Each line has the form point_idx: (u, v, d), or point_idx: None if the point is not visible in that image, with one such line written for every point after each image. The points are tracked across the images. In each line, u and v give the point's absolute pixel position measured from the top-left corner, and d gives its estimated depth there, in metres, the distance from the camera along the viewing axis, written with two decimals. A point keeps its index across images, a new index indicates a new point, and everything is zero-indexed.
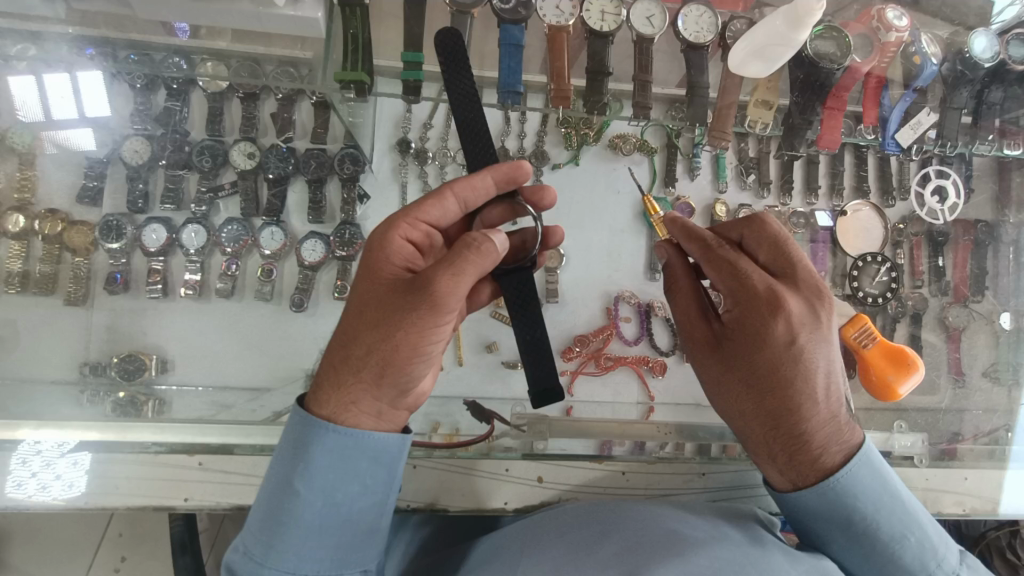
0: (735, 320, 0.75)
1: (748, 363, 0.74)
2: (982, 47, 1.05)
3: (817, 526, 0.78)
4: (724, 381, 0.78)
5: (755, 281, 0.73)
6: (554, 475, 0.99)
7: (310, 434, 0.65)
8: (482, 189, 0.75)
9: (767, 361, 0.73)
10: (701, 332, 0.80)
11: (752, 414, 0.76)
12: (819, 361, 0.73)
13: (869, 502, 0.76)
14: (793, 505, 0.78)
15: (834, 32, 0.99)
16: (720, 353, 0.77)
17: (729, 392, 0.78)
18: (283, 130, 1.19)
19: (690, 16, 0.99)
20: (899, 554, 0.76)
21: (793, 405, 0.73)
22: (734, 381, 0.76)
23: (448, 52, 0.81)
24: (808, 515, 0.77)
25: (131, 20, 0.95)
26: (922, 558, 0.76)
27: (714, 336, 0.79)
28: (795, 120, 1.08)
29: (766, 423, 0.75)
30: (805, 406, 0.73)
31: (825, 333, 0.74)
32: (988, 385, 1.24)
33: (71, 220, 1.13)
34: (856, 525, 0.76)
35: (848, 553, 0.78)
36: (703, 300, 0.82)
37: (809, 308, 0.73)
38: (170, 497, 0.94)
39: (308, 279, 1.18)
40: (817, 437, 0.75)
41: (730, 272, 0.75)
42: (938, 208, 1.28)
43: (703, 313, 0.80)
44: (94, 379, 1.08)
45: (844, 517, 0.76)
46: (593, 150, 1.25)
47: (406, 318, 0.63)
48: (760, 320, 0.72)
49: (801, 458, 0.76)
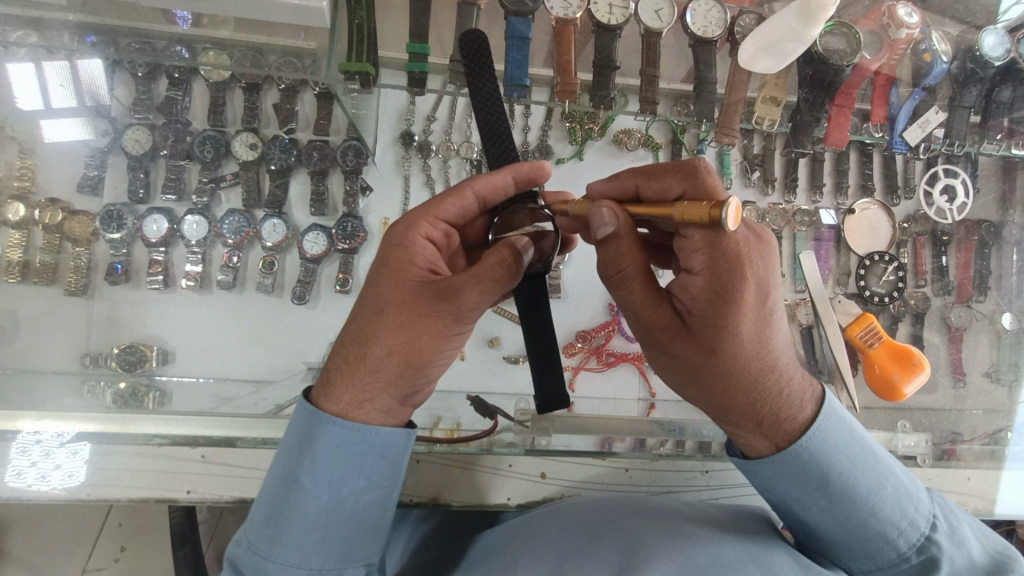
0: (707, 291, 0.63)
1: (730, 334, 0.62)
2: (992, 44, 1.04)
3: (791, 492, 0.69)
4: (705, 365, 0.64)
5: (728, 245, 0.63)
6: (558, 471, 0.99)
7: (316, 428, 0.65)
8: (502, 188, 0.76)
9: (745, 326, 0.62)
10: (664, 317, 0.65)
11: (714, 395, 0.65)
12: (777, 336, 0.65)
13: (841, 458, 0.69)
14: (770, 476, 0.69)
15: (844, 29, 0.98)
16: (693, 335, 0.64)
17: (690, 371, 0.65)
18: (285, 122, 1.17)
19: (699, 10, 0.99)
20: (878, 506, 0.69)
21: (772, 363, 0.64)
22: (707, 364, 0.63)
23: (472, 52, 0.81)
24: (780, 483, 0.69)
25: (134, 9, 0.92)
26: (900, 506, 0.70)
27: (677, 318, 0.65)
28: (804, 117, 1.07)
29: (722, 407, 0.66)
30: (766, 377, 0.64)
31: (773, 268, 0.65)
32: (990, 385, 1.23)
33: (71, 210, 1.12)
34: (832, 484, 0.68)
35: (825, 520, 0.71)
36: (650, 278, 0.66)
37: (759, 256, 0.64)
38: (171, 489, 0.94)
39: (310, 273, 1.18)
40: (792, 390, 0.67)
41: (706, 245, 0.63)
42: (946, 207, 1.29)
43: (656, 296, 0.66)
44: (96, 370, 1.08)
45: (819, 478, 0.68)
46: (597, 145, 1.24)
47: (432, 324, 0.64)
48: (736, 284, 0.62)
49: (779, 419, 0.67)
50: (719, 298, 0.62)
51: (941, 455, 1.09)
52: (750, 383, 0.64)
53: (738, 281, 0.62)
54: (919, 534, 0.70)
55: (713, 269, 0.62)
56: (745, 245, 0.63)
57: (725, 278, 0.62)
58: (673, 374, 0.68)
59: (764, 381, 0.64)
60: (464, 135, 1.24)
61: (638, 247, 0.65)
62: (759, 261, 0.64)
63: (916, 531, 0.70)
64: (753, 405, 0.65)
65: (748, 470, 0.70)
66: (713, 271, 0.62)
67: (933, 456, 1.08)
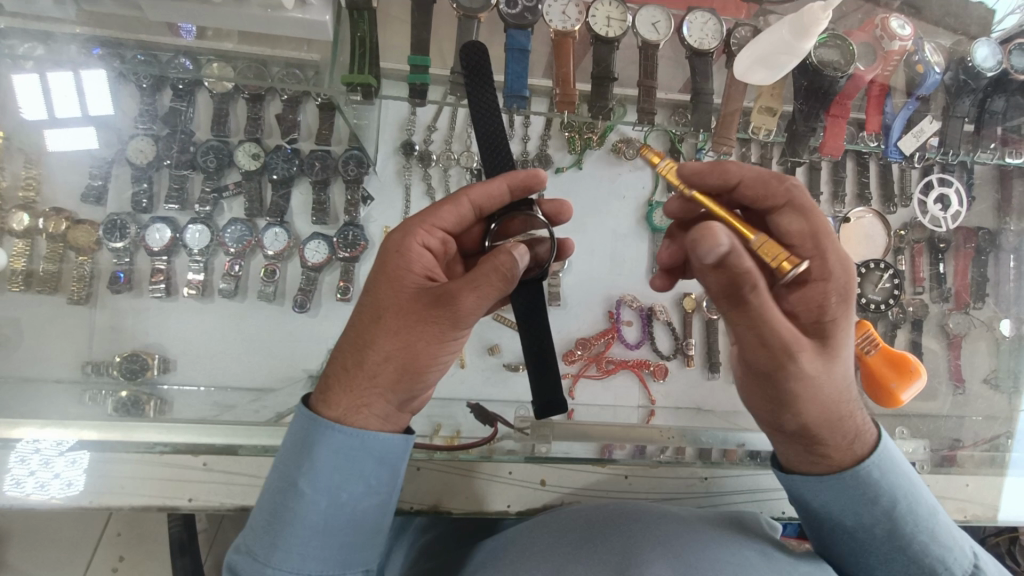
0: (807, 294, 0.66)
1: (829, 342, 0.65)
2: (985, 56, 1.05)
3: (856, 520, 0.70)
4: (804, 374, 0.64)
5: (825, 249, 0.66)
6: (558, 478, 0.99)
7: (315, 433, 0.66)
8: (497, 196, 0.77)
9: (841, 337, 0.66)
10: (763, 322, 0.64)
11: (825, 410, 0.66)
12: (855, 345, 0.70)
13: (905, 487, 0.71)
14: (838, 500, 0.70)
15: (838, 41, 1.00)
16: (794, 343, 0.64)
17: (786, 383, 0.65)
18: (288, 132, 1.19)
19: (696, 23, 1.01)
20: (931, 540, 0.70)
21: (847, 381, 0.68)
22: (807, 373, 0.64)
23: (472, 66, 0.82)
24: (849, 509, 0.70)
25: (140, 22, 0.96)
26: (957, 541, 0.71)
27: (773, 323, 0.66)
28: (798, 126, 1.09)
29: (825, 421, 0.66)
30: (853, 390, 0.68)
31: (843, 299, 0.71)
32: (988, 391, 1.24)
33: (75, 219, 1.14)
34: (898, 513, 0.70)
35: (889, 553, 0.71)
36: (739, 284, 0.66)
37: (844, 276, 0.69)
38: (174, 497, 0.94)
39: (311, 281, 1.19)
40: (857, 414, 0.70)
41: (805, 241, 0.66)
42: (941, 215, 1.29)
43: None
44: (96, 379, 1.08)
45: (884, 506, 0.69)
46: (596, 154, 1.26)
47: (428, 329, 0.65)
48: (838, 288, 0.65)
49: (847, 440, 0.69)
50: (829, 303, 0.65)
51: (941, 462, 1.09)
52: (834, 398, 0.66)
53: (844, 287, 0.65)
54: (966, 568, 0.71)
55: (826, 273, 0.65)
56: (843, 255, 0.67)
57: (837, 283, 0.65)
58: (761, 386, 0.66)
59: (851, 391, 0.68)
60: (464, 144, 1.25)
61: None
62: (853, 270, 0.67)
63: (964, 566, 0.71)
64: (844, 417, 0.68)
65: (828, 494, 0.70)
66: (826, 278, 0.65)
67: (931, 463, 1.08)
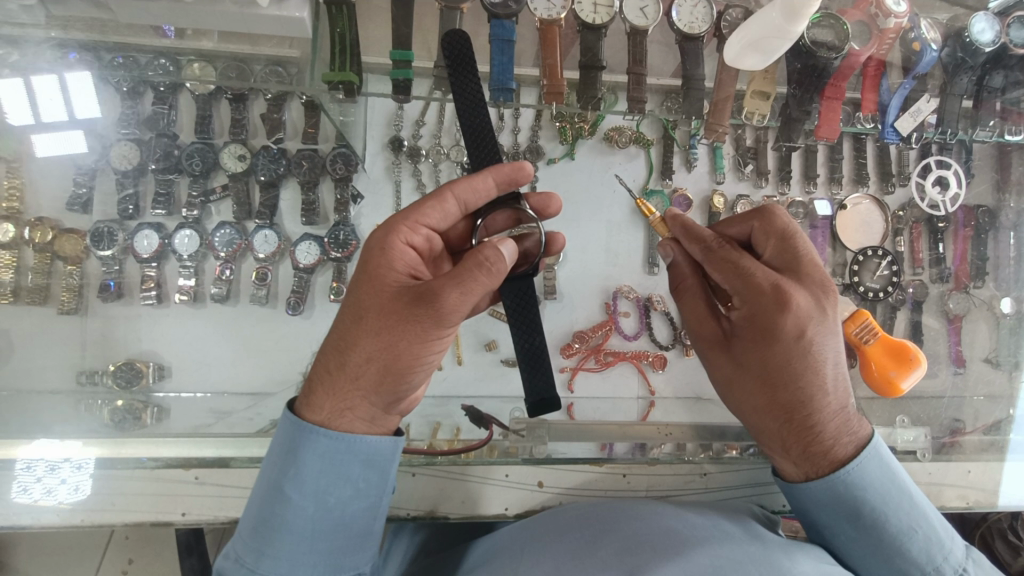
0: (744, 318, 0.73)
1: (760, 359, 0.72)
2: (983, 30, 1.02)
3: (823, 517, 0.77)
4: (736, 377, 0.77)
5: (760, 278, 0.72)
6: (553, 478, 0.97)
7: (299, 439, 0.65)
8: (483, 190, 0.75)
9: (780, 359, 0.71)
10: (711, 330, 0.79)
11: (762, 409, 0.76)
12: (827, 371, 0.72)
13: (877, 496, 0.75)
14: (801, 496, 0.77)
15: (832, 20, 0.97)
16: (732, 353, 0.76)
17: (727, 382, 0.79)
18: (273, 131, 1.17)
19: (684, 7, 0.98)
20: (907, 546, 0.75)
21: (805, 398, 0.72)
22: (743, 378, 0.76)
23: (455, 55, 0.80)
24: (814, 506, 0.77)
25: (112, 24, 0.94)
26: (928, 551, 0.75)
27: (724, 335, 0.78)
28: (793, 113, 1.07)
29: (770, 422, 0.76)
30: (804, 409, 0.73)
31: (831, 326, 0.72)
32: (990, 371, 1.22)
33: (61, 228, 1.11)
34: (864, 517, 0.75)
35: (855, 549, 0.78)
36: (710, 299, 0.81)
37: (816, 303, 0.72)
38: (165, 511, 0.92)
39: (303, 283, 1.17)
40: (828, 428, 0.74)
41: (734, 270, 0.73)
42: (939, 199, 1.27)
43: (711, 312, 0.80)
44: (92, 388, 1.06)
45: (850, 510, 0.75)
46: (588, 143, 1.23)
47: (409, 329, 0.63)
48: (769, 315, 0.71)
49: (813, 449, 0.75)
50: (761, 322, 0.71)
51: (941, 448, 1.08)
52: (784, 407, 0.74)
53: (778, 311, 0.70)
54: None
55: (757, 291, 0.71)
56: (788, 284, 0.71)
57: (766, 304, 0.71)
58: (715, 380, 0.81)
59: (801, 409, 0.73)
60: (454, 138, 1.23)
61: (699, 272, 0.83)
62: (802, 298, 0.71)
63: None
64: (791, 428, 0.74)
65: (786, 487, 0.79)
66: (755, 299, 0.72)
67: (933, 450, 1.07)
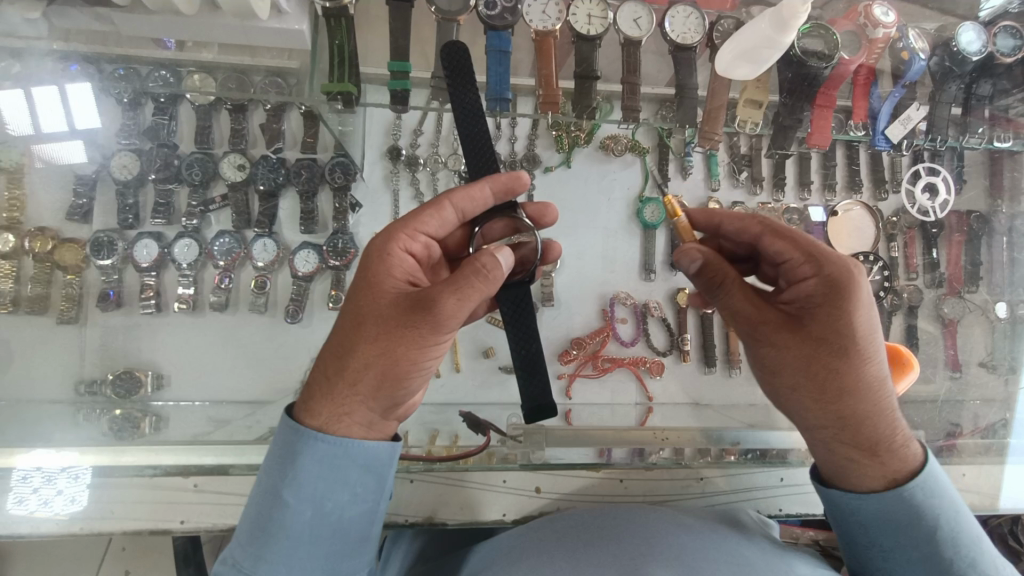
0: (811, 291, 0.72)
1: (845, 337, 0.69)
2: (970, 40, 1.05)
3: (880, 539, 0.73)
4: (814, 359, 0.70)
5: (827, 252, 0.73)
6: (552, 483, 0.97)
7: (298, 444, 0.66)
8: (480, 199, 0.76)
9: (863, 335, 0.69)
10: (773, 315, 0.72)
11: (842, 400, 0.70)
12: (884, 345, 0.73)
13: (940, 513, 0.72)
14: (864, 509, 0.73)
15: (822, 30, 0.99)
16: (806, 334, 0.70)
17: (802, 369, 0.70)
18: (272, 141, 1.18)
19: (677, 18, 0.99)
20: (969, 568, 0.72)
21: (877, 377, 0.71)
22: (822, 362, 0.70)
23: (454, 65, 0.81)
24: (874, 527, 0.73)
25: (115, 36, 0.95)
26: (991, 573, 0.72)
27: (788, 317, 0.72)
28: (786, 120, 1.08)
29: (852, 413, 0.70)
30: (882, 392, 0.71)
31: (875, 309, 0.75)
32: (985, 375, 1.23)
33: (60, 238, 1.12)
34: (927, 539, 0.72)
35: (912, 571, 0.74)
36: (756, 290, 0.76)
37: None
38: (165, 520, 0.92)
39: (302, 291, 1.18)
40: (892, 415, 0.72)
41: (792, 244, 0.75)
42: (929, 205, 1.30)
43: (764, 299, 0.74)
44: (90, 398, 1.07)
45: (927, 527, 0.71)
46: (585, 151, 1.25)
47: (407, 335, 0.64)
48: (848, 287, 0.70)
49: (883, 451, 0.72)
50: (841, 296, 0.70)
51: (939, 451, 1.09)
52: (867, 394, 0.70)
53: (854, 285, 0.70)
54: None
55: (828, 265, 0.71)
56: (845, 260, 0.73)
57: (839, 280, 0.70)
58: (779, 375, 0.72)
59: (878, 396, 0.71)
60: (451, 147, 1.25)
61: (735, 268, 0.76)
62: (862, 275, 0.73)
63: None
64: (870, 423, 0.71)
65: (850, 500, 0.74)
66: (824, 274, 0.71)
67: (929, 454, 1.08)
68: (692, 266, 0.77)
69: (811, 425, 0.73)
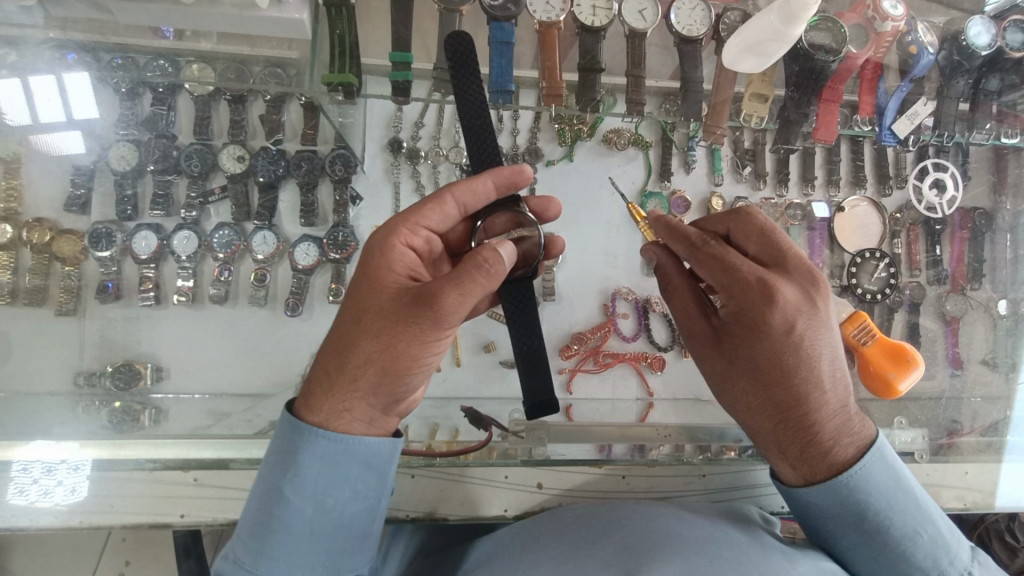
0: (732, 313, 0.73)
1: (749, 356, 0.72)
2: (979, 34, 1.03)
3: (825, 522, 0.76)
4: (728, 375, 0.76)
5: (745, 272, 0.72)
6: (553, 479, 0.96)
7: (299, 440, 0.65)
8: (482, 193, 0.75)
9: (769, 355, 0.71)
10: (701, 327, 0.79)
11: (756, 407, 0.75)
12: (823, 353, 0.71)
13: (882, 499, 0.74)
14: (801, 501, 0.76)
15: (829, 23, 0.97)
16: (722, 349, 0.76)
17: (721, 381, 0.77)
18: (272, 133, 1.17)
19: (683, 10, 0.98)
20: (911, 551, 0.74)
21: (800, 397, 0.72)
22: (733, 375, 0.75)
23: (458, 57, 0.80)
24: (819, 513, 0.75)
25: (111, 26, 0.94)
26: (934, 555, 0.75)
27: (715, 331, 0.77)
28: (791, 115, 1.07)
29: (770, 420, 0.74)
30: (802, 404, 0.72)
31: (824, 320, 0.72)
32: (987, 372, 1.22)
33: (59, 229, 1.11)
34: (869, 521, 0.74)
35: (858, 551, 0.76)
36: (701, 297, 0.81)
37: (804, 295, 0.72)
38: (164, 513, 0.90)
39: (302, 284, 1.17)
40: (826, 429, 0.73)
41: (719, 266, 0.74)
42: (936, 201, 1.28)
43: (700, 310, 0.80)
44: (89, 390, 1.07)
45: (855, 515, 0.74)
46: (587, 145, 1.24)
47: (408, 331, 0.63)
48: (755, 310, 0.71)
49: (811, 453, 0.73)
50: (747, 320, 0.71)
51: (939, 449, 1.08)
52: (782, 405, 0.73)
53: (760, 311, 0.71)
54: None
55: (741, 289, 0.72)
56: (772, 279, 0.71)
57: (748, 305, 0.71)
58: (707, 378, 0.81)
59: (796, 407, 0.72)
60: (453, 140, 1.23)
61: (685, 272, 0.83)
62: (788, 293, 0.71)
63: None
64: (789, 429, 0.73)
65: (783, 491, 0.78)
66: (738, 297, 0.72)
67: (930, 452, 1.07)
68: (654, 264, 0.87)
69: (743, 424, 0.79)
